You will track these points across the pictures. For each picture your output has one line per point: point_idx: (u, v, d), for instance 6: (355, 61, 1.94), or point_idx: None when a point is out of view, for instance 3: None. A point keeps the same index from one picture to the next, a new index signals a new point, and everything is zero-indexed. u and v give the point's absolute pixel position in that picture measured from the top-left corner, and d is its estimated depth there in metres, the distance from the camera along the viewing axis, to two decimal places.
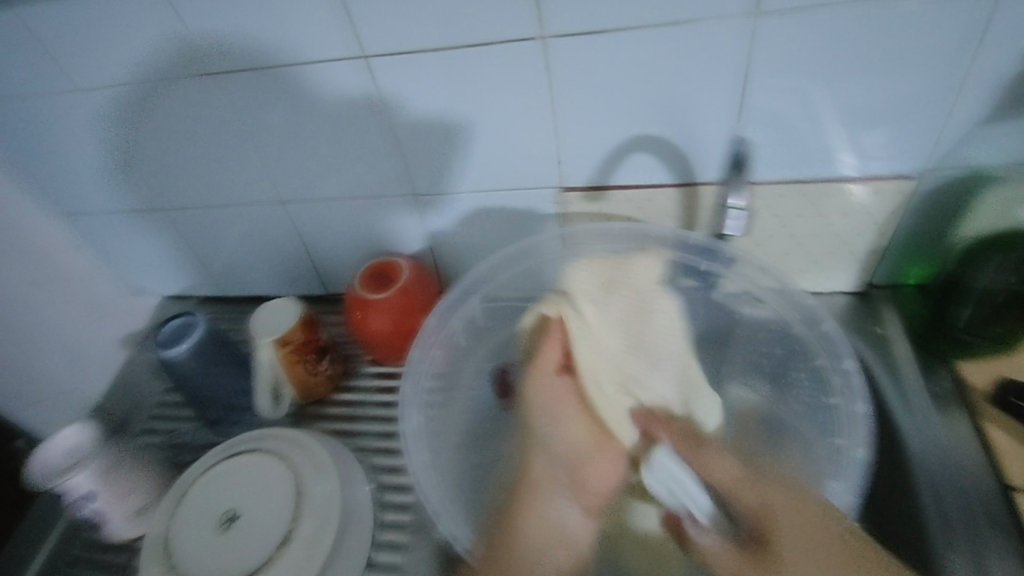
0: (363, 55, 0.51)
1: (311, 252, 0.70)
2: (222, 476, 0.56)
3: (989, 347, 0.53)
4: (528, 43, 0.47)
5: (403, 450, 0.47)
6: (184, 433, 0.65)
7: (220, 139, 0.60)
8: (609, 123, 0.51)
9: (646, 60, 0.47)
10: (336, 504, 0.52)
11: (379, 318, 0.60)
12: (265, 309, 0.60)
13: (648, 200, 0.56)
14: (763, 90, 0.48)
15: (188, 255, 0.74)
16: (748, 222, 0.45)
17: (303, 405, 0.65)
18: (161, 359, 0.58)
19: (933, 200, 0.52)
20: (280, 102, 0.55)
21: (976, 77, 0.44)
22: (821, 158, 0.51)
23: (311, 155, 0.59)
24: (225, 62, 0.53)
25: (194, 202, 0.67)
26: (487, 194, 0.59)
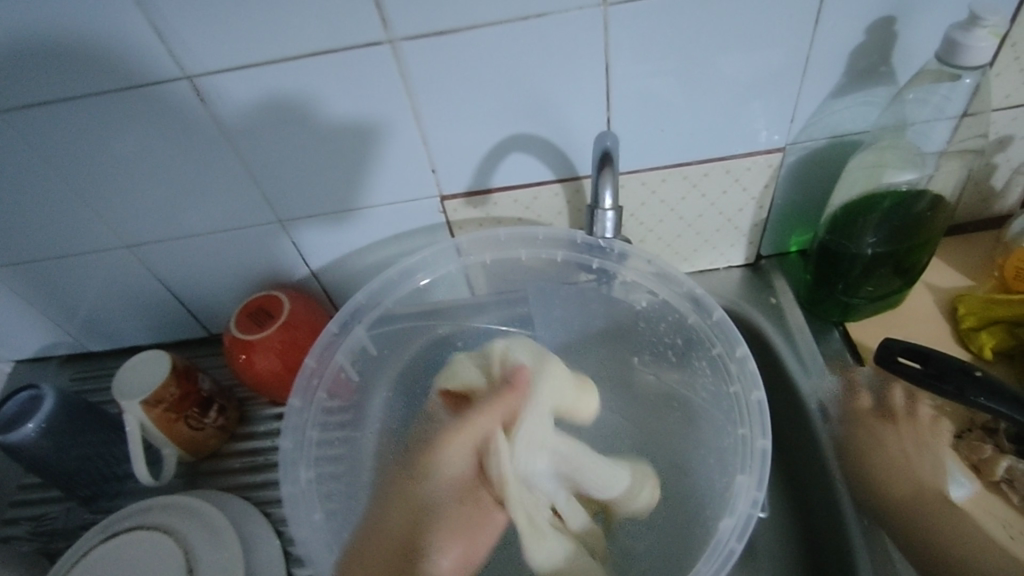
0: (190, 76, 0.45)
1: (180, 294, 0.63)
2: (98, 564, 0.49)
3: (871, 306, 0.54)
4: (374, 50, 0.43)
5: (289, 519, 0.42)
6: (54, 517, 0.56)
7: (41, 184, 0.52)
8: (478, 127, 0.49)
9: (502, 60, 0.44)
10: (235, 570, 0.47)
11: (265, 358, 0.54)
12: (128, 366, 0.53)
13: (533, 199, 0.54)
14: (629, 78, 0.46)
15: (37, 315, 0.65)
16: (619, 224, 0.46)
17: (194, 464, 0.58)
18: (4, 444, 0.51)
19: (803, 169, 0.53)
20: (103, 135, 0.49)
21: (826, 51, 0.45)
22: (694, 141, 0.51)
23: (153, 191, 0.53)
24: (25, 96, 0.45)
25: (26, 257, 0.58)
26: (363, 212, 0.55)
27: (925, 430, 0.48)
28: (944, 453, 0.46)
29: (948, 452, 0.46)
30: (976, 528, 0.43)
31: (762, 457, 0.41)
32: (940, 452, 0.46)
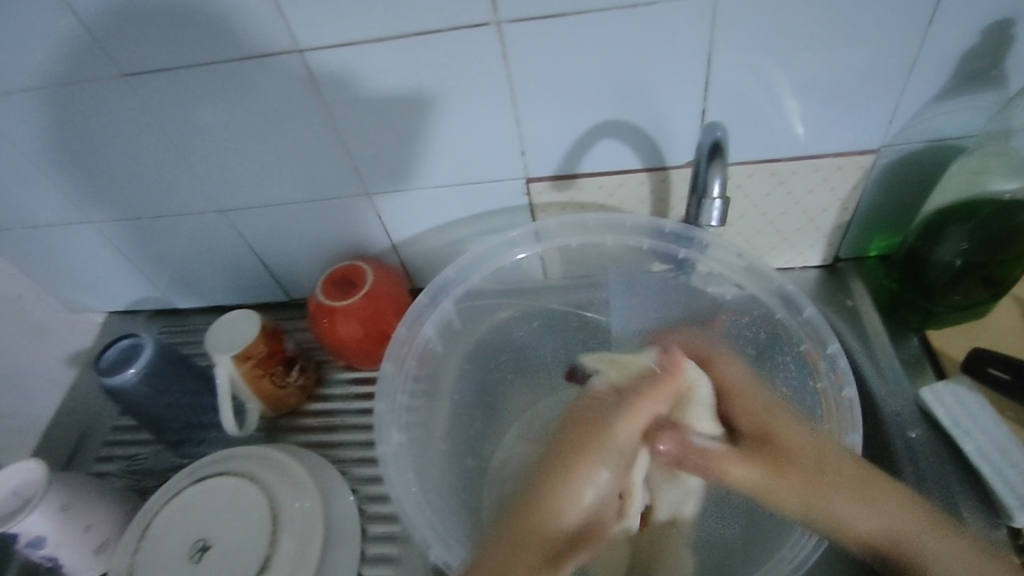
0: (303, 49, 0.47)
1: (267, 258, 0.66)
2: (188, 505, 0.53)
3: (956, 315, 0.53)
4: (481, 31, 0.45)
5: (385, 477, 0.44)
6: (145, 458, 0.61)
7: (152, 146, 0.55)
8: (572, 112, 0.49)
9: (605, 46, 0.45)
10: (315, 521, 0.50)
11: (347, 324, 0.57)
12: (222, 322, 0.57)
13: (618, 186, 0.55)
14: (727, 70, 0.46)
15: (134, 270, 0.69)
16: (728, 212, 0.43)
17: (274, 418, 0.62)
18: (107, 386, 0.54)
19: (897, 172, 0.52)
20: (214, 102, 0.51)
21: (937, 52, 0.44)
22: (787, 137, 0.50)
23: (254, 159, 0.56)
24: (147, 62, 0.48)
25: (130, 214, 0.62)
26: (450, 190, 0.56)
27: (834, 481, 0.41)
28: (852, 512, 0.41)
29: (852, 510, 0.41)
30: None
31: (852, 420, 0.43)
32: (846, 513, 0.41)
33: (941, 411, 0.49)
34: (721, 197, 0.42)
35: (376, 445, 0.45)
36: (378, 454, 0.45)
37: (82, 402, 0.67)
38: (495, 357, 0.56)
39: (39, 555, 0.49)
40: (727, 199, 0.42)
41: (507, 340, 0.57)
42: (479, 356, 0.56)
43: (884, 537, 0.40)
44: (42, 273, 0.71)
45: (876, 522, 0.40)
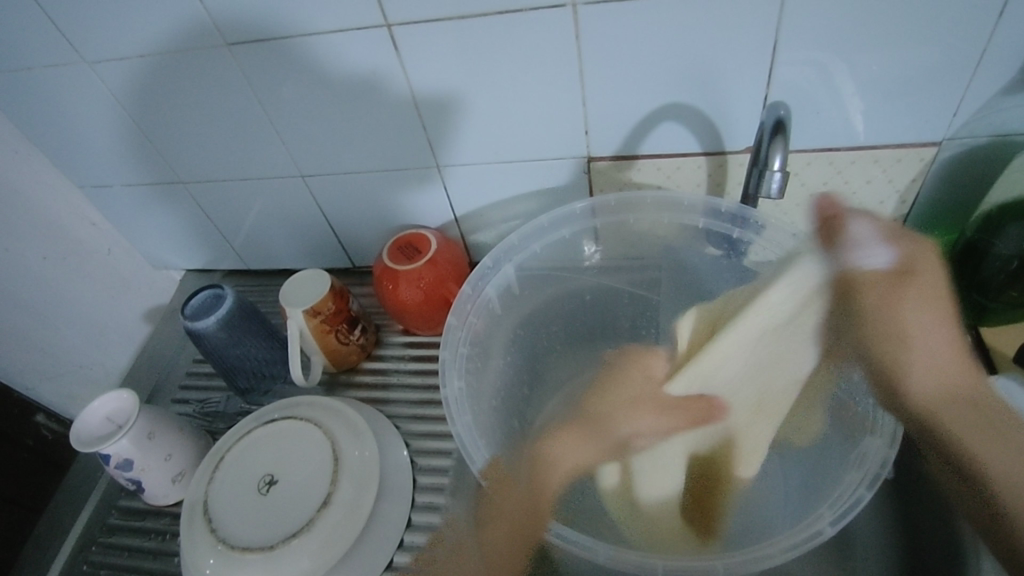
0: (390, 24, 0.50)
1: (336, 224, 0.70)
2: (256, 444, 0.57)
3: (1010, 312, 0.53)
4: (557, 12, 0.47)
5: (447, 413, 0.48)
6: (217, 402, 0.66)
7: (243, 113, 0.60)
8: (637, 94, 0.52)
9: (675, 30, 0.47)
10: (373, 466, 0.54)
11: (409, 287, 0.60)
12: (295, 280, 0.61)
13: (675, 168, 0.57)
14: (793, 57, 0.48)
15: (214, 230, 0.75)
16: (785, 186, 0.45)
17: (334, 374, 0.66)
18: (191, 330, 0.59)
19: (957, 165, 0.52)
20: (304, 73, 0.55)
21: (1005, 46, 0.45)
22: (848, 126, 0.51)
23: (334, 128, 0.60)
24: (248, 32, 0.53)
25: (216, 176, 0.67)
26: (513, 164, 0.59)
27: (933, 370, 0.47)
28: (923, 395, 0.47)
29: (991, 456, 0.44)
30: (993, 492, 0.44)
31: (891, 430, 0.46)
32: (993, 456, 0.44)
33: None
34: (781, 171, 0.44)
35: (442, 383, 0.50)
36: (444, 396, 0.49)
37: (160, 348, 0.73)
38: (547, 327, 0.60)
39: (126, 477, 0.55)
40: (786, 174, 0.44)
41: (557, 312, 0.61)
42: (530, 323, 0.59)
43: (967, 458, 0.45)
44: (131, 229, 0.77)
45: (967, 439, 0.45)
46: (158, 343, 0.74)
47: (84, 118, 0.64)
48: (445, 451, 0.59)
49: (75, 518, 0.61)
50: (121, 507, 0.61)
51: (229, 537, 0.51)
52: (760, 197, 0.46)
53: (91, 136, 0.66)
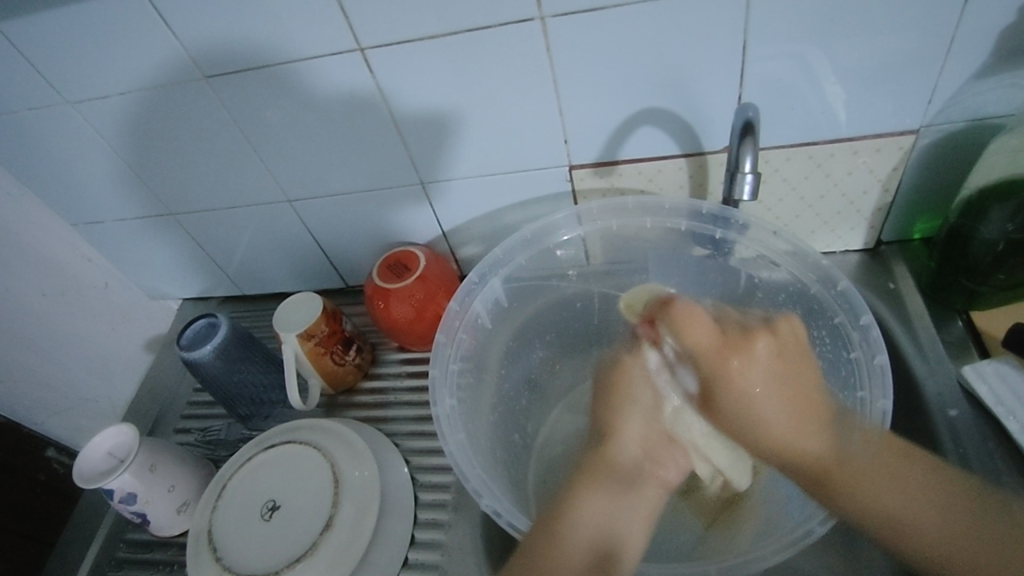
0: (362, 47, 0.51)
1: (326, 246, 0.70)
2: (258, 469, 0.57)
3: (1001, 295, 0.53)
4: (526, 26, 0.48)
5: (439, 433, 0.49)
6: (218, 430, 0.67)
7: (226, 142, 0.61)
8: (613, 100, 0.52)
9: (644, 36, 0.47)
10: (373, 485, 0.54)
11: (401, 305, 0.61)
12: (288, 304, 0.62)
13: (657, 172, 0.57)
14: (763, 54, 0.48)
15: (206, 259, 0.75)
16: (757, 187, 0.45)
17: (332, 395, 0.66)
18: (187, 360, 0.60)
19: (938, 152, 0.53)
20: (284, 101, 0.56)
21: (974, 31, 0.45)
22: (825, 118, 0.52)
23: (316, 151, 0.60)
24: (228, 63, 0.54)
25: (205, 206, 0.68)
26: (497, 177, 0.60)
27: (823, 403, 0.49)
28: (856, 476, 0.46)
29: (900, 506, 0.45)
30: (922, 529, 0.44)
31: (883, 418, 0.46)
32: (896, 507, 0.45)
33: (981, 387, 0.49)
34: (753, 172, 0.44)
35: (432, 405, 0.51)
36: (434, 415, 0.50)
37: (161, 379, 0.74)
38: (542, 337, 0.60)
39: (131, 510, 0.55)
40: (758, 174, 0.45)
41: (551, 321, 0.60)
42: (525, 335, 0.59)
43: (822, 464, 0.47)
44: (125, 261, 0.78)
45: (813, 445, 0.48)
46: (158, 373, 0.74)
47: (71, 157, 0.65)
48: (446, 467, 0.59)
49: (84, 553, 0.62)
50: (129, 540, 0.61)
51: (234, 565, 0.51)
52: (734, 198, 0.46)
53: (80, 173, 0.67)
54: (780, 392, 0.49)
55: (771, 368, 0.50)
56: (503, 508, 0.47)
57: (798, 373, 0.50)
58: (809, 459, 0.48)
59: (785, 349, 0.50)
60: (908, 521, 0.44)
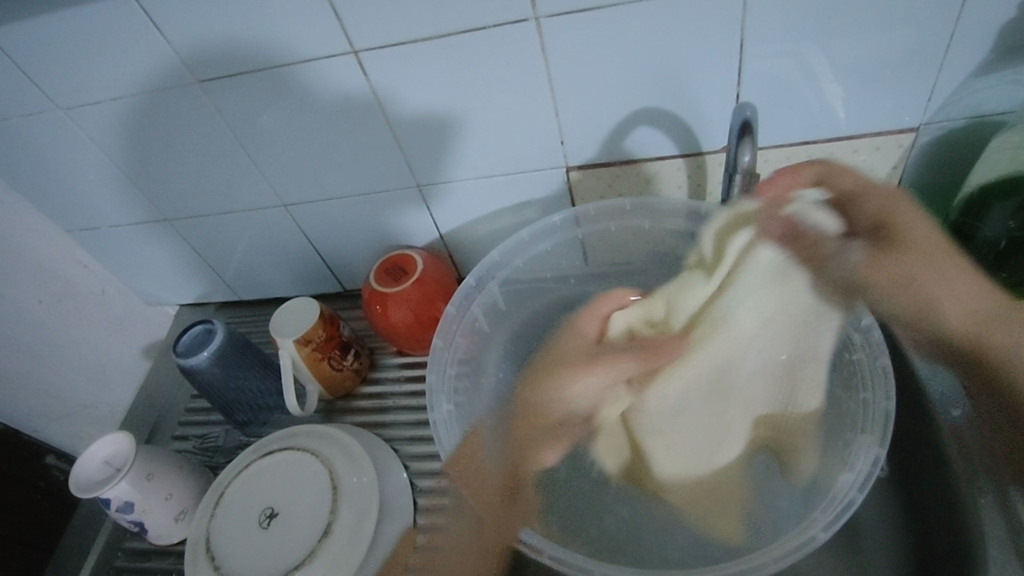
0: (356, 50, 0.51)
1: (323, 250, 0.70)
2: (256, 476, 0.57)
3: None
4: (521, 27, 0.47)
5: (435, 438, 0.51)
6: (216, 437, 0.66)
7: (221, 146, 0.60)
8: (610, 101, 0.52)
9: (641, 36, 0.47)
10: (372, 490, 0.54)
11: (399, 310, 0.60)
12: (284, 309, 0.61)
13: (655, 172, 0.56)
14: (761, 53, 0.47)
15: (203, 264, 0.75)
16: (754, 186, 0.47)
17: (331, 401, 0.66)
18: (184, 367, 0.60)
19: (938, 150, 0.52)
20: (278, 104, 0.56)
21: (974, 28, 0.44)
22: (824, 117, 0.51)
23: (312, 155, 0.60)
24: (220, 67, 0.53)
25: (201, 211, 0.68)
26: (494, 179, 0.59)
27: (940, 291, 0.48)
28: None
29: None
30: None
31: (887, 418, 0.46)
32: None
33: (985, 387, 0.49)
34: (750, 172, 0.46)
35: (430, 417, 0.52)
36: (432, 420, 0.52)
37: (159, 385, 0.73)
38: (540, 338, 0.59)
39: (128, 519, 0.55)
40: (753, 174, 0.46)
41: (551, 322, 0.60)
42: (524, 336, 0.59)
43: (973, 336, 0.48)
44: (122, 268, 0.78)
45: (960, 310, 0.48)
46: (156, 380, 0.74)
47: (66, 164, 0.64)
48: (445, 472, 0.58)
49: (82, 562, 0.61)
50: (127, 549, 0.61)
51: None
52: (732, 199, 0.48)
53: (74, 180, 0.66)
54: (965, 286, 0.47)
55: (926, 232, 0.47)
56: (503, 518, 0.47)
57: (928, 247, 0.47)
58: (958, 319, 0.48)
59: (915, 224, 0.47)
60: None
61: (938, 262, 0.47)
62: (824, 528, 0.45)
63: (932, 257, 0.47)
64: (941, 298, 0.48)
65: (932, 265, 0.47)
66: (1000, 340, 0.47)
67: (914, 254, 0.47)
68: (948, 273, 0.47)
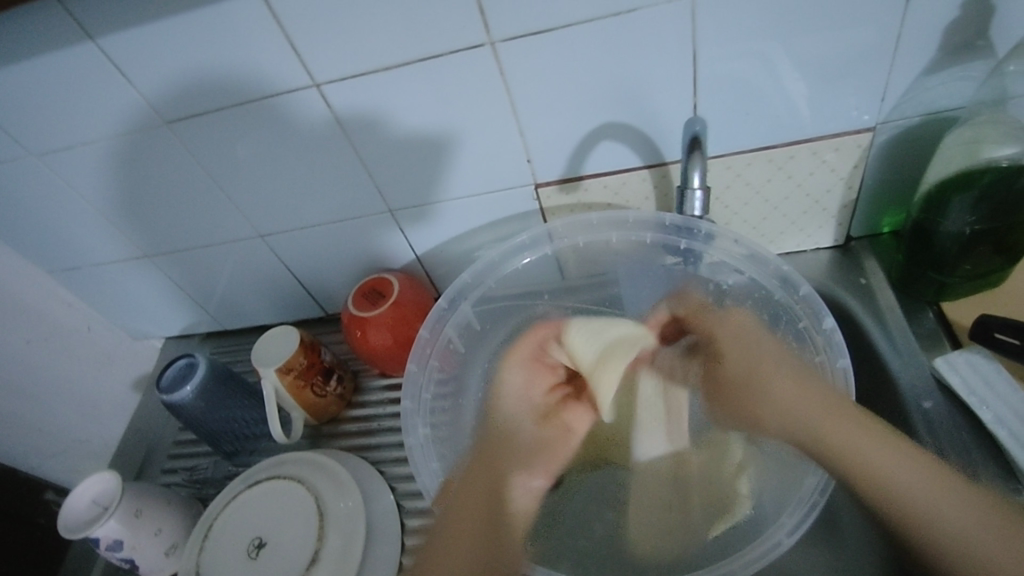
0: (317, 82, 0.51)
1: (302, 276, 0.71)
2: (244, 507, 0.57)
3: (968, 285, 0.53)
4: (477, 52, 0.48)
5: (411, 465, 0.51)
6: (205, 468, 0.67)
7: (194, 182, 0.61)
8: (571, 118, 0.53)
9: (595, 54, 0.48)
10: (358, 515, 0.54)
11: (378, 333, 0.61)
12: (264, 339, 0.62)
13: (621, 184, 0.57)
14: (713, 65, 0.48)
15: (185, 297, 0.76)
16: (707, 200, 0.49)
17: (317, 426, 0.66)
18: (168, 402, 0.60)
19: (896, 148, 0.53)
20: (246, 139, 0.57)
21: (919, 29, 0.45)
22: (781, 124, 0.52)
23: (284, 186, 0.61)
24: (187, 106, 0.54)
25: (180, 246, 0.68)
26: (464, 200, 0.60)
27: (848, 445, 0.42)
28: (860, 457, 0.42)
29: (914, 489, 0.40)
30: (944, 527, 0.39)
31: None
32: (907, 482, 0.40)
33: (954, 378, 0.49)
34: (701, 188, 0.48)
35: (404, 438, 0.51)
36: (406, 447, 0.51)
37: (148, 419, 0.74)
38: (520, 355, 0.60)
39: (119, 556, 0.55)
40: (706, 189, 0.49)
41: None
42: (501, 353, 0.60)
43: (852, 472, 0.42)
44: (107, 305, 0.78)
45: (840, 444, 0.43)
46: (145, 415, 0.75)
47: (42, 207, 0.65)
48: None
49: None
50: None
51: None
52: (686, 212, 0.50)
53: (52, 223, 0.67)
54: (803, 397, 0.45)
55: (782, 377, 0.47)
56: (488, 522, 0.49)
57: (784, 383, 0.47)
58: (842, 470, 0.43)
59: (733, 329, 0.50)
60: (928, 512, 0.39)
61: (828, 424, 0.44)
62: (793, 528, 0.46)
63: (753, 371, 0.48)
64: (830, 436, 0.43)
65: (792, 423, 0.45)
66: (833, 440, 0.43)
67: (777, 386, 0.47)
68: (841, 426, 0.43)
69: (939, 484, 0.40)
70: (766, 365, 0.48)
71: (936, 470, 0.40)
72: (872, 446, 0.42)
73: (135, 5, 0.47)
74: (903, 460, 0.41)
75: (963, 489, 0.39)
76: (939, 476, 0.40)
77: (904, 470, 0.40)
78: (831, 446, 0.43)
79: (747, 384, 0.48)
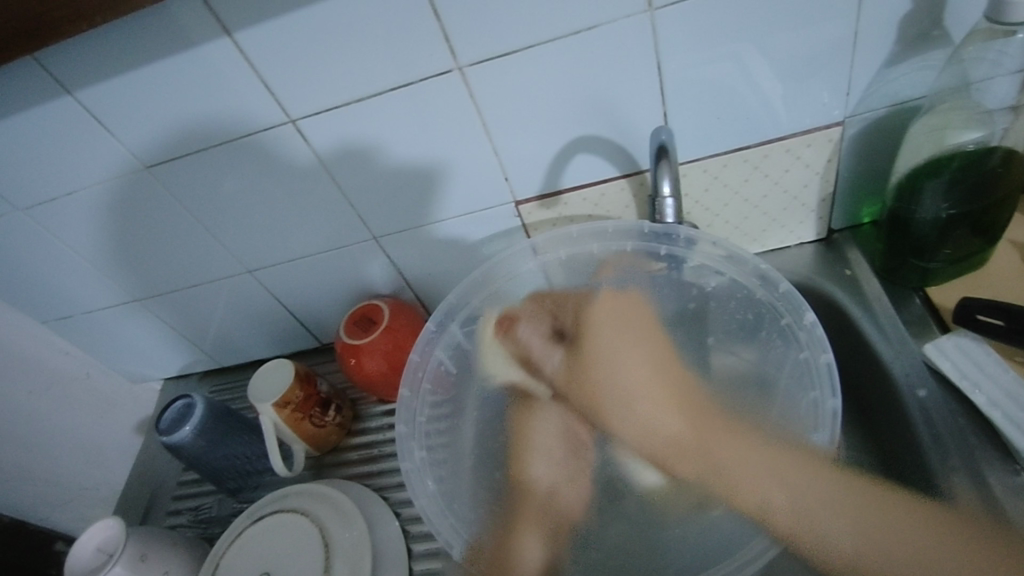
0: (293, 119, 0.52)
1: (294, 309, 0.71)
2: (249, 543, 0.57)
3: (952, 268, 0.53)
4: (446, 78, 0.49)
5: (408, 489, 0.51)
6: (210, 507, 0.67)
7: (179, 225, 0.62)
8: (544, 135, 0.53)
9: (561, 72, 0.49)
10: (364, 543, 0.54)
11: (372, 360, 0.61)
12: (260, 374, 0.62)
13: (600, 195, 0.58)
14: (678, 73, 0.49)
15: (181, 337, 0.76)
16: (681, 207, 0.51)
17: (319, 457, 0.66)
18: (168, 443, 0.60)
19: (867, 140, 0.54)
20: (227, 179, 0.57)
21: (876, 23, 0.46)
22: (751, 125, 0.53)
23: (268, 221, 0.61)
24: (168, 151, 0.55)
25: (171, 287, 0.69)
26: (446, 222, 0.61)
27: (773, 500, 0.45)
28: (824, 531, 0.44)
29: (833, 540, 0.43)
30: (839, 549, 0.43)
31: (834, 418, 0.46)
32: (833, 535, 0.43)
33: (944, 363, 0.50)
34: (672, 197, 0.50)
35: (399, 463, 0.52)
36: (403, 473, 0.51)
37: (151, 462, 0.74)
38: None
39: None
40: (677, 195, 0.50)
41: None
42: None
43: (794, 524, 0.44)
44: (102, 352, 0.79)
45: (787, 503, 0.45)
46: (148, 457, 0.75)
47: (32, 259, 0.66)
48: None
49: None
50: None
51: None
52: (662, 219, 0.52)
53: (43, 274, 0.68)
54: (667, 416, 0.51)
55: (657, 432, 0.50)
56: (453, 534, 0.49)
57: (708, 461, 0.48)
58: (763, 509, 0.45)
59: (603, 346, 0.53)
60: (864, 555, 0.42)
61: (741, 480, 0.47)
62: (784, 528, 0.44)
63: (676, 446, 0.49)
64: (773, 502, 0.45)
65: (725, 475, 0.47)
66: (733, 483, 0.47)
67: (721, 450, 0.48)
68: (752, 472, 0.47)
69: (861, 514, 0.44)
70: (652, 401, 0.51)
71: (911, 525, 0.42)
72: (823, 489, 0.44)
73: (110, 58, 0.48)
74: (813, 489, 0.45)
75: (895, 518, 0.43)
76: (887, 508, 0.43)
77: (838, 537, 0.43)
78: (734, 487, 0.47)
79: (676, 454, 0.49)
